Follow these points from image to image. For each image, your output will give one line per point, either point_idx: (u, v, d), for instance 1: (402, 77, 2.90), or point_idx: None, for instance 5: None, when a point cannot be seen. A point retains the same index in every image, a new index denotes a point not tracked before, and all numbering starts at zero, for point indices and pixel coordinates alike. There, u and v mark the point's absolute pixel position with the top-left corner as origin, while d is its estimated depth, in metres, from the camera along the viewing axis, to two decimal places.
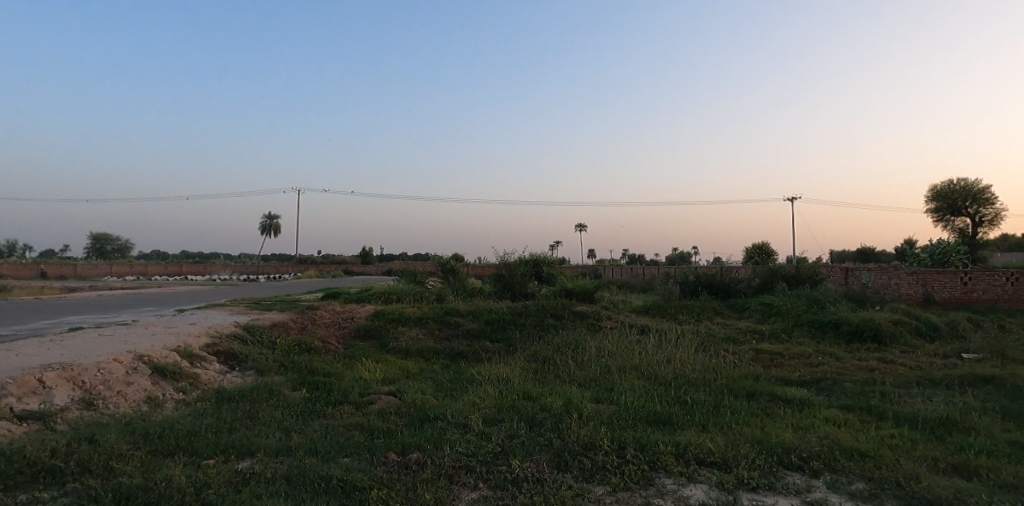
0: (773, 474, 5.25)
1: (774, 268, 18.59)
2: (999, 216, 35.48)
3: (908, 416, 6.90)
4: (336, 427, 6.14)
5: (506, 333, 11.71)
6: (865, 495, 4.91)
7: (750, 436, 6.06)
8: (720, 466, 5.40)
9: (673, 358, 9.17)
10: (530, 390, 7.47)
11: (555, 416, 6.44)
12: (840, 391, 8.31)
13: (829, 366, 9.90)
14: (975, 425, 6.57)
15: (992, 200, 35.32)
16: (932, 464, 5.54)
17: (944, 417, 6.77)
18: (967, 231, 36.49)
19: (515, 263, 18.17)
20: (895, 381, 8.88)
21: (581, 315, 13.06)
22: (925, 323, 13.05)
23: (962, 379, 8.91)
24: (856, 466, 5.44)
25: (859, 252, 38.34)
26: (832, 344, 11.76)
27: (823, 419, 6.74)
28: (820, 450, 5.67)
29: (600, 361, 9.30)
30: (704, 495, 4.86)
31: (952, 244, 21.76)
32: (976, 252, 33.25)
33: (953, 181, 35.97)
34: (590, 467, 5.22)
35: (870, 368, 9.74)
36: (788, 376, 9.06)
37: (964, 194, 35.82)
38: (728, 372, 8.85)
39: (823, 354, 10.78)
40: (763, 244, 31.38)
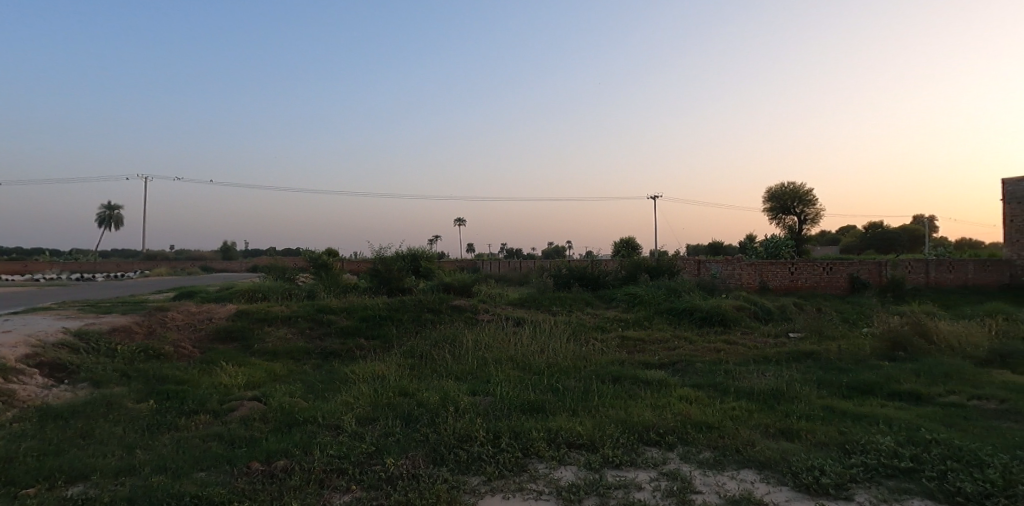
0: (634, 451, 5.67)
1: (638, 261, 19.93)
2: (820, 216, 40.69)
3: (747, 390, 7.77)
4: (190, 439, 5.69)
5: (382, 329, 11.49)
6: (711, 463, 5.48)
7: (615, 417, 6.49)
8: (588, 447, 5.74)
9: (546, 348, 9.54)
10: (406, 386, 7.41)
11: (431, 411, 6.44)
12: (692, 372, 9.12)
13: (684, 348, 10.86)
14: (798, 394, 7.54)
15: (815, 201, 40.40)
16: (765, 430, 6.29)
17: (775, 389, 7.70)
18: (796, 228, 41.37)
19: (391, 258, 17.78)
20: (738, 359, 9.94)
21: (458, 309, 13.14)
22: (761, 308, 14.72)
23: (789, 355, 10.20)
24: (703, 437, 6.03)
25: (710, 247, 42.17)
26: (686, 329, 12.86)
27: (677, 398, 7.37)
28: (674, 426, 6.22)
29: (476, 353, 9.46)
30: (573, 476, 5.15)
31: (783, 239, 24.73)
32: (802, 246, 37.93)
33: (785, 184, 40.84)
34: (466, 459, 5.31)
35: (718, 349, 10.81)
36: (649, 360, 9.78)
37: (793, 197, 40.69)
38: (597, 359, 9.38)
39: (677, 339, 11.76)
40: (630, 238, 33.69)
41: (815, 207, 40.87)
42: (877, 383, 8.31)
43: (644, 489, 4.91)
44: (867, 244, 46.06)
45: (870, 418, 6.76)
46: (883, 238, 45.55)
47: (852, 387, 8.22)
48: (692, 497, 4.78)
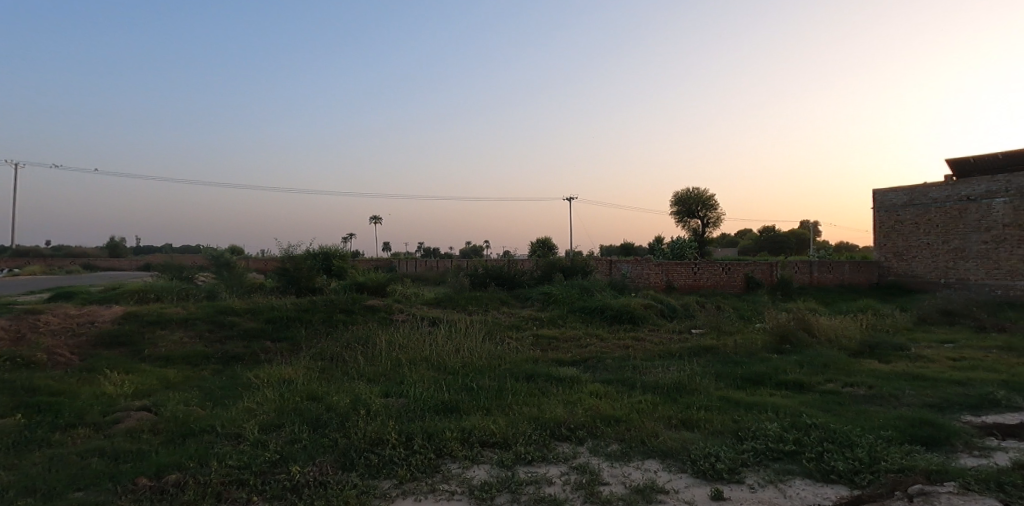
0: (546, 447, 5.77)
1: (553, 261, 20.30)
2: (721, 220, 43.25)
3: (653, 384, 8.11)
4: (67, 456, 5.18)
5: (289, 331, 11.00)
6: (618, 455, 5.67)
7: (528, 414, 6.57)
8: (501, 445, 5.77)
9: (461, 348, 9.51)
10: (314, 390, 7.13)
11: (341, 415, 6.24)
12: (603, 368, 9.41)
13: (595, 346, 11.18)
14: (699, 387, 7.97)
15: (717, 206, 42.92)
16: (668, 422, 6.60)
17: (678, 382, 8.09)
18: (699, 231, 43.69)
19: (301, 256, 17.03)
20: (645, 355, 10.37)
21: (371, 309, 12.83)
22: (667, 306, 15.44)
23: (692, 350, 10.76)
24: (612, 430, 6.24)
25: (621, 248, 43.70)
26: (598, 327, 13.26)
27: (588, 393, 7.58)
28: (584, 421, 6.39)
29: (389, 354, 9.27)
30: (486, 474, 5.16)
31: (688, 241, 26.09)
32: (705, 248, 40.16)
33: (690, 190, 43.11)
34: (377, 463, 5.19)
35: (627, 345, 11.22)
36: (562, 357, 9.99)
37: (698, 201, 43.02)
38: (512, 358, 9.47)
39: (589, 336, 12.09)
40: (545, 239, 34.29)
41: (717, 211, 43.42)
42: (767, 373, 8.95)
43: (555, 483, 5.01)
44: (761, 246, 49.51)
45: (762, 406, 7.25)
46: (775, 240, 49.15)
47: (747, 378, 8.80)
48: (600, 489, 4.94)
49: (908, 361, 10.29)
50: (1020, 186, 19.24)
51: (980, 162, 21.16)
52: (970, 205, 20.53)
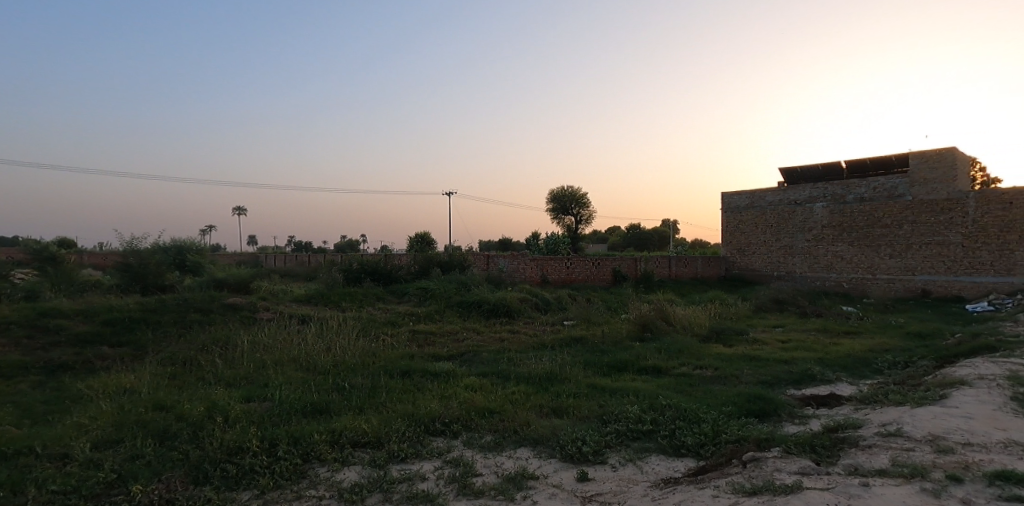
0: (419, 443, 5.73)
1: (430, 256, 20.12)
2: (593, 218, 45.47)
3: (526, 375, 8.34)
4: None
5: (133, 334, 9.91)
6: (491, 446, 5.79)
7: (402, 411, 6.48)
8: (373, 444, 5.64)
9: (332, 346, 9.15)
10: (162, 399, 6.50)
11: (195, 425, 5.75)
12: (478, 361, 9.52)
13: (471, 339, 11.28)
14: (569, 375, 8.33)
15: (589, 205, 45.07)
16: (540, 410, 6.84)
17: (550, 372, 8.39)
18: (573, 229, 45.58)
19: (148, 250, 15.40)
20: (520, 347, 10.64)
21: (232, 307, 11.93)
22: (541, 299, 15.95)
23: (563, 341, 11.23)
24: (486, 422, 6.34)
25: (499, 243, 44.40)
26: (474, 321, 13.38)
27: (463, 387, 7.63)
28: (459, 414, 6.43)
29: (252, 356, 8.69)
30: (357, 475, 5.02)
31: (561, 236, 27.11)
32: (578, 244, 42.00)
33: (565, 188, 44.89)
34: (236, 474, 4.85)
35: (502, 338, 11.45)
36: (438, 352, 9.96)
37: (572, 200, 44.89)
38: (386, 354, 9.27)
39: (466, 331, 12.17)
40: (424, 234, 33.94)
41: (588, 209, 45.53)
42: (630, 360, 9.57)
43: (428, 479, 4.99)
44: (628, 243, 52.76)
45: (625, 391, 7.75)
46: (640, 237, 52.52)
47: (612, 366, 9.34)
48: (473, 480, 4.99)
49: (748, 345, 11.53)
50: (836, 193, 22.26)
51: (805, 171, 24.20)
52: (797, 208, 23.37)
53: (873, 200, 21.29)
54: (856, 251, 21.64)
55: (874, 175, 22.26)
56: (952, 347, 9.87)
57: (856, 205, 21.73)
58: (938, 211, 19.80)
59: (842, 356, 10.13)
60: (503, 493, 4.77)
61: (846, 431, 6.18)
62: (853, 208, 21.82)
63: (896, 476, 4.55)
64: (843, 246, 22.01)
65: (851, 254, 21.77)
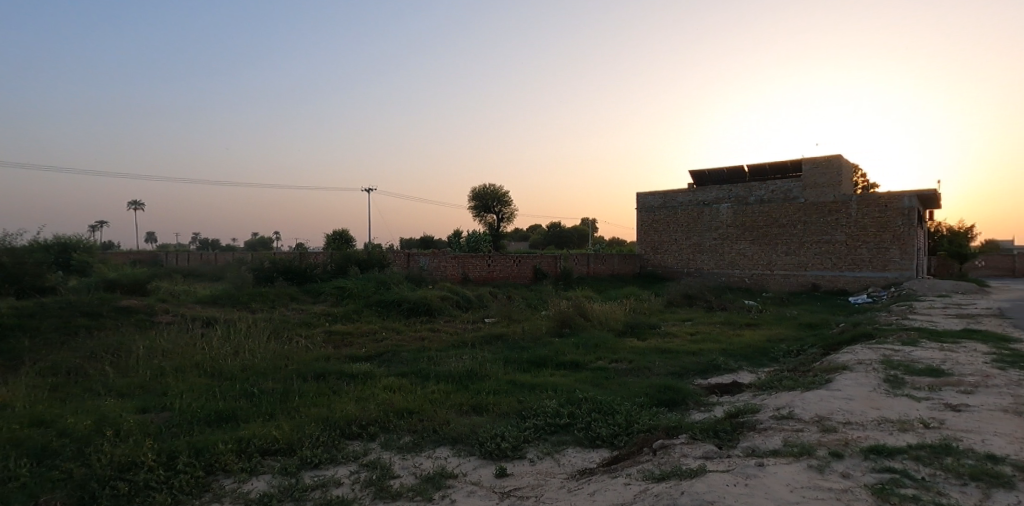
0: (334, 447, 5.59)
1: (348, 254, 19.60)
2: (514, 216, 45.91)
3: (445, 373, 8.32)
4: None
5: (9, 343, 9.01)
6: (410, 447, 5.74)
7: (317, 415, 6.29)
8: (284, 451, 5.45)
9: (240, 350, 8.72)
10: (43, 413, 5.97)
11: (81, 440, 5.33)
12: (397, 361, 9.39)
13: (390, 339, 11.10)
14: (489, 373, 8.38)
15: (510, 203, 45.48)
16: (459, 408, 6.85)
17: (470, 370, 8.41)
18: (495, 226, 45.79)
19: (28, 249, 14.03)
20: (440, 346, 10.59)
21: (127, 311, 11.10)
22: (462, 297, 15.92)
23: (484, 338, 11.28)
24: (404, 422, 6.27)
25: (420, 241, 43.90)
26: (394, 320, 13.18)
27: (380, 388, 7.50)
28: (376, 416, 6.33)
29: (150, 363, 8.13)
30: (266, 485, 4.83)
31: (483, 234, 27.18)
32: (500, 241, 42.26)
33: (487, 186, 45.01)
34: (129, 491, 4.55)
35: (422, 337, 11.35)
36: (355, 353, 9.73)
37: (493, 198, 45.08)
38: (300, 357, 8.96)
39: (385, 330, 11.97)
40: (342, 231, 33.01)
41: (510, 207, 45.90)
42: (549, 356, 9.76)
43: (343, 484, 4.89)
44: (548, 241, 53.67)
45: (544, 386, 7.91)
46: (560, 235, 53.52)
47: (531, 361, 9.49)
48: (390, 483, 4.93)
49: (660, 338, 12.07)
50: (739, 195, 23.66)
51: (712, 174, 25.57)
52: (705, 208, 24.64)
53: (771, 201, 22.80)
54: (757, 249, 23.13)
55: (773, 179, 23.84)
56: (838, 336, 10.79)
57: (757, 206, 23.21)
58: (827, 213, 21.51)
59: (743, 347, 10.81)
60: (421, 494, 4.75)
61: (746, 416, 6.62)
62: (754, 209, 23.28)
63: (787, 455, 4.93)
64: (745, 244, 23.46)
65: (752, 251, 23.25)
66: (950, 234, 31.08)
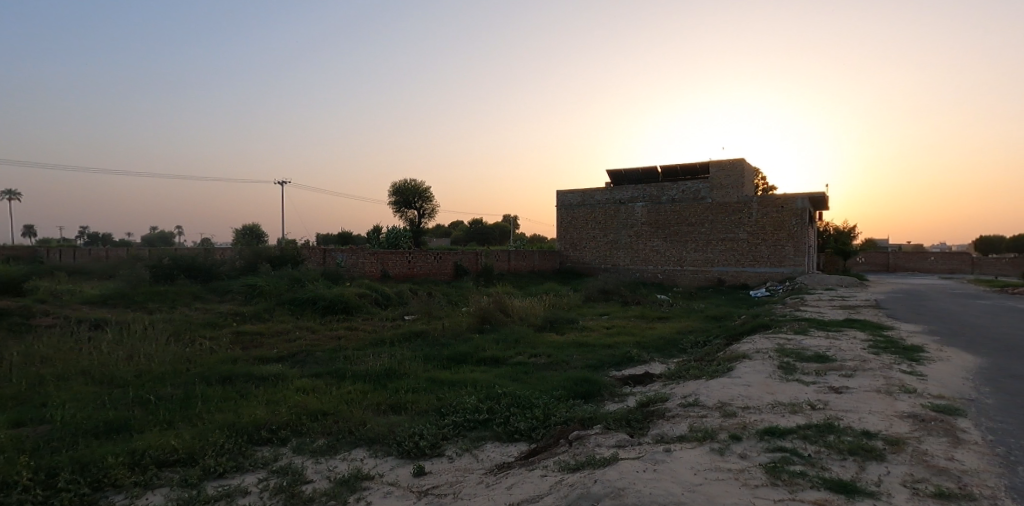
0: (241, 454, 5.35)
1: (258, 250, 18.70)
2: (435, 212, 45.46)
3: (361, 372, 8.14)
4: None
5: None
6: (323, 450, 5.59)
7: (222, 421, 5.99)
8: (185, 461, 5.15)
9: (135, 355, 8.13)
10: None
11: None
12: (312, 361, 9.08)
13: (303, 339, 10.72)
14: (407, 371, 8.29)
15: (431, 198, 45.01)
16: (376, 408, 6.73)
17: (387, 368, 8.28)
18: (416, 222, 45.12)
19: None
20: (357, 344, 10.35)
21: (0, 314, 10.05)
22: (381, 294, 15.61)
23: (403, 336, 11.13)
24: (317, 425, 6.09)
25: (337, 236, 42.59)
26: (308, 319, 12.73)
27: (293, 390, 7.24)
28: (288, 419, 6.11)
29: (28, 371, 7.41)
30: (163, 499, 4.55)
31: (402, 230, 26.74)
32: (421, 237, 41.75)
33: (407, 181, 44.23)
34: None
35: (338, 336, 11.04)
36: (265, 354, 9.32)
37: (414, 193, 44.43)
38: (203, 360, 8.46)
39: (298, 330, 11.54)
40: (252, 225, 31.44)
41: (431, 203, 45.46)
42: (469, 352, 9.78)
43: (250, 493, 4.69)
44: (470, 237, 53.61)
45: (463, 382, 7.91)
46: (482, 232, 53.59)
47: (451, 358, 9.47)
48: (302, 488, 4.77)
49: (577, 332, 12.40)
50: (652, 194, 24.64)
51: (628, 174, 26.46)
52: (621, 207, 25.49)
53: (682, 201, 23.91)
54: (669, 246, 24.19)
55: (684, 180, 25.01)
56: (739, 327, 11.52)
57: (669, 205, 24.26)
58: (731, 213, 22.84)
59: (655, 339, 11.32)
60: (335, 498, 4.63)
61: (656, 404, 6.93)
62: (666, 208, 24.33)
63: (692, 440, 5.20)
64: (658, 241, 24.47)
65: (664, 248, 24.29)
66: (838, 233, 33.91)
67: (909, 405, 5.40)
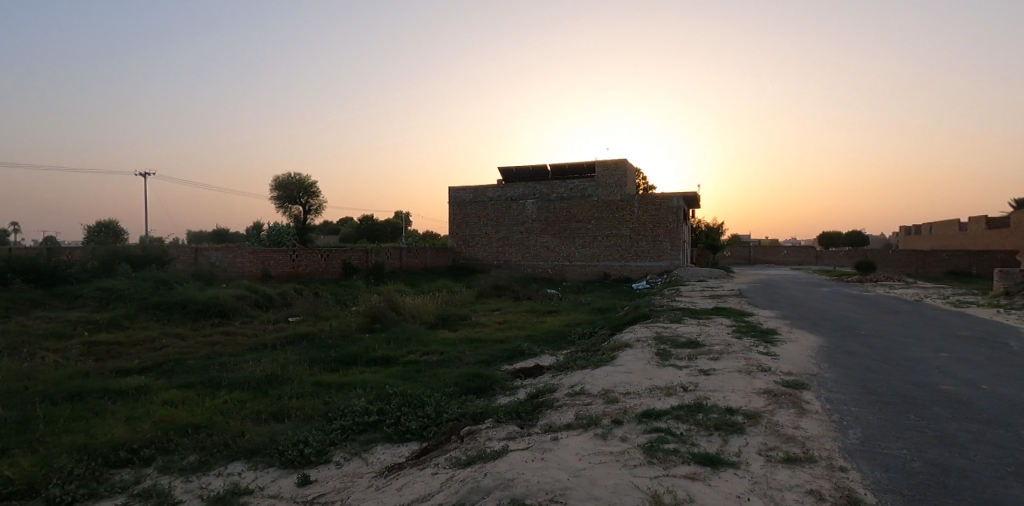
0: (96, 479, 4.85)
1: (116, 249, 16.93)
2: (322, 208, 43.64)
3: (239, 380, 7.65)
4: None
5: None
6: (194, 467, 5.20)
7: (72, 444, 5.39)
8: (25, 493, 4.58)
9: None
10: None
11: None
12: (181, 371, 8.40)
13: (172, 347, 9.88)
14: (290, 376, 7.90)
15: (317, 194, 43.16)
16: (256, 417, 6.36)
17: (269, 374, 7.85)
18: (301, 218, 43.09)
19: None
20: (234, 350, 9.70)
21: None
22: (262, 295, 14.75)
23: (286, 339, 10.59)
24: (187, 440, 5.66)
25: (213, 233, 39.67)
26: (177, 325, 11.74)
27: (159, 403, 6.66)
28: (153, 436, 5.63)
29: None
30: None
31: (285, 227, 25.42)
32: (307, 234, 39.94)
33: (290, 175, 42.04)
34: None
35: (212, 342, 10.29)
36: (126, 365, 8.49)
37: (299, 188, 42.37)
38: (48, 376, 7.54)
39: (166, 337, 10.62)
40: (110, 222, 28.47)
41: (317, 199, 43.59)
42: (358, 353, 9.50)
43: None
44: (360, 234, 52.07)
45: (351, 384, 7.68)
46: (372, 229, 52.23)
47: (339, 360, 9.15)
48: None
49: (470, 328, 12.45)
50: (542, 192, 25.29)
51: (519, 171, 26.95)
52: (512, 204, 25.91)
53: (570, 199, 24.75)
54: (558, 242, 24.95)
55: (572, 178, 25.90)
56: (623, 318, 12.15)
57: (558, 203, 25.01)
58: (616, 210, 23.98)
59: (545, 332, 11.63)
60: None
61: (545, 395, 7.13)
62: (556, 205, 25.06)
63: (577, 427, 5.42)
64: (548, 237, 25.15)
65: (554, 244, 25.02)
66: (710, 229, 36.69)
67: (765, 382, 5.99)
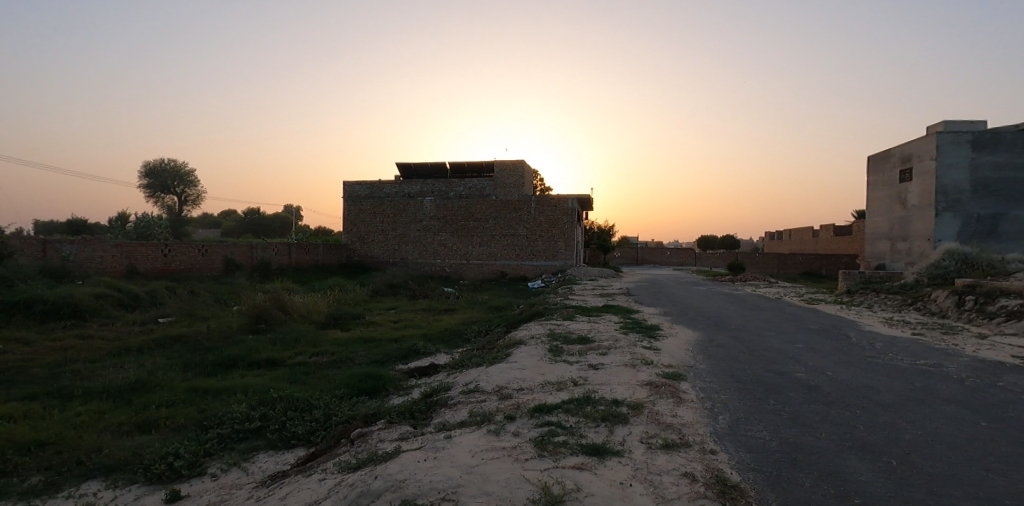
0: None
1: None
2: (201, 198, 40.55)
3: (97, 390, 6.92)
4: None
5: None
6: (39, 489, 4.65)
7: None
8: None
9: None
10: None
11: None
12: (24, 380, 7.45)
13: (14, 353, 8.74)
14: (159, 382, 7.27)
15: (195, 183, 40.10)
16: (116, 429, 5.79)
17: (133, 381, 7.17)
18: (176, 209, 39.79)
19: None
20: (91, 355, 8.76)
21: None
22: (127, 294, 13.42)
23: (154, 342, 9.72)
24: (30, 460, 5.04)
25: (69, 224, 35.58)
26: (20, 328, 10.40)
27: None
28: None
29: None
30: None
31: (155, 219, 23.29)
32: (182, 227, 36.92)
33: (163, 161, 38.66)
34: None
35: (65, 347, 9.22)
36: None
37: (174, 175, 39.09)
38: None
39: (6, 343, 9.37)
40: None
41: (195, 188, 40.49)
42: (240, 355, 8.92)
43: None
44: (244, 228, 48.97)
45: (230, 389, 7.19)
46: (258, 223, 49.33)
47: (217, 363, 8.54)
48: None
49: (362, 327, 12.10)
50: (441, 190, 25.13)
51: (417, 168, 26.59)
52: (410, 201, 25.52)
53: (468, 197, 24.79)
54: (455, 240, 24.90)
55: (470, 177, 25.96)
56: (517, 316, 12.35)
57: (457, 201, 24.95)
58: (513, 210, 24.33)
59: (440, 330, 11.55)
60: None
61: (439, 394, 7.09)
62: (454, 203, 24.99)
63: (471, 425, 5.44)
64: (445, 235, 25.03)
65: (451, 242, 24.95)
66: (601, 231, 38.27)
67: (648, 374, 6.34)
